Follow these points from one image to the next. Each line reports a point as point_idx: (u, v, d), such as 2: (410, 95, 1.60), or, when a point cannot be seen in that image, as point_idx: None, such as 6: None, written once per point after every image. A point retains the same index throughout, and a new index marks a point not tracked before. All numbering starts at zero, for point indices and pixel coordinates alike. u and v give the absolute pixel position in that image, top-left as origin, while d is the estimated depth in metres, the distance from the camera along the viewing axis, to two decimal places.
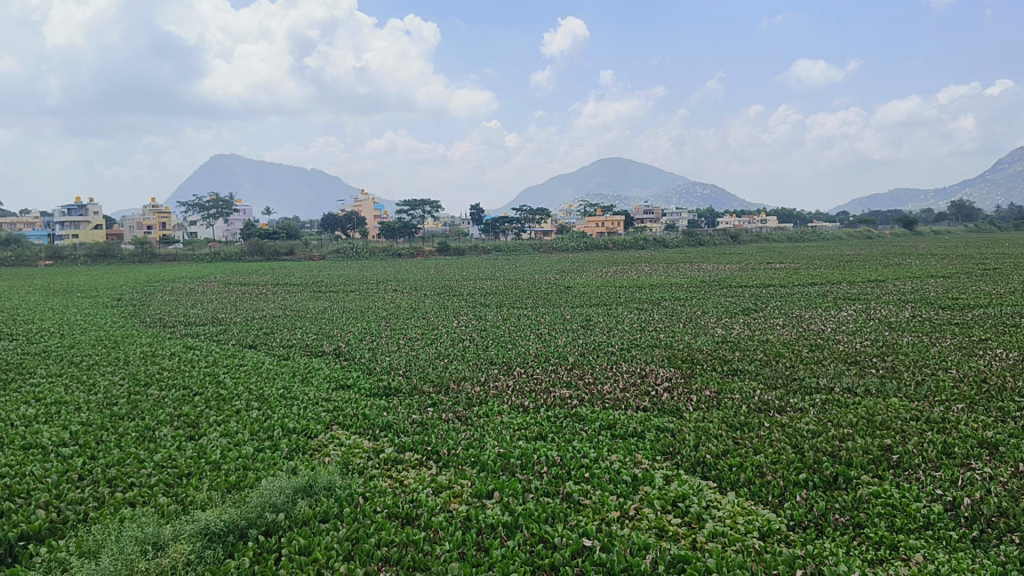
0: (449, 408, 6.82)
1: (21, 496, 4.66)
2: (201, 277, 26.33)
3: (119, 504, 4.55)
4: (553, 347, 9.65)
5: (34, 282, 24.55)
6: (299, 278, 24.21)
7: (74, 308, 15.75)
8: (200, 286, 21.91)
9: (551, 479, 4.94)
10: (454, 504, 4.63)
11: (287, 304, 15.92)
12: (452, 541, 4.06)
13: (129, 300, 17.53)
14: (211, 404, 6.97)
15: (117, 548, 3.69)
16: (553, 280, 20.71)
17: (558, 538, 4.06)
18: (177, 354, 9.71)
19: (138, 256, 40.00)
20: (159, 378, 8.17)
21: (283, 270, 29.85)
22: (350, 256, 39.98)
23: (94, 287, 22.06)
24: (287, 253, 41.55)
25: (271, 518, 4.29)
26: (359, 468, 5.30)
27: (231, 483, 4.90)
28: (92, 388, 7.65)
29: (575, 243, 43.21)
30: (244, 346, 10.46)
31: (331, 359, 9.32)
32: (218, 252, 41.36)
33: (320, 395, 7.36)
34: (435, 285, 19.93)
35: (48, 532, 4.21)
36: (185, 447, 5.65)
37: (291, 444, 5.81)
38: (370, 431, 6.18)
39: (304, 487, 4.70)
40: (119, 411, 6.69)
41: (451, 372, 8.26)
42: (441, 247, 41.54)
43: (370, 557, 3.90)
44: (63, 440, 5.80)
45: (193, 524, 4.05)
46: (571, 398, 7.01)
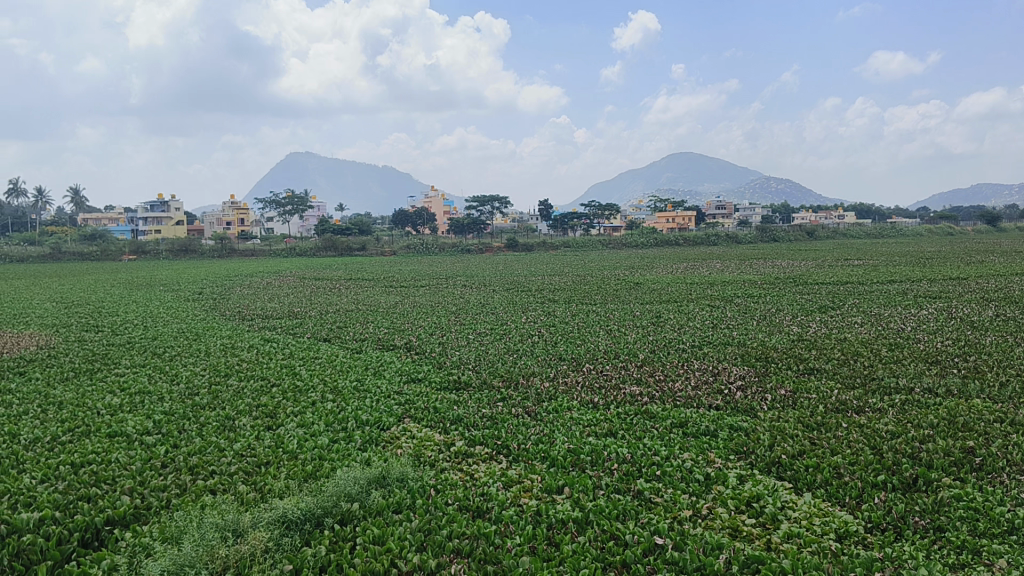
0: (519, 403, 6.85)
1: (107, 482, 4.83)
2: (276, 271, 26.97)
3: (200, 491, 4.69)
4: (623, 343, 9.57)
5: (118, 276, 25.46)
6: (371, 273, 24.60)
7: (158, 301, 16.31)
8: (277, 280, 22.42)
9: (623, 476, 4.93)
10: (524, 498, 4.65)
11: (359, 299, 16.16)
12: (524, 535, 4.08)
13: (209, 294, 18.06)
14: (287, 395, 7.13)
15: (199, 535, 3.81)
16: (623, 276, 20.54)
17: (629, 535, 4.05)
18: (255, 347, 9.96)
19: (217, 251, 41.17)
20: (238, 369, 8.39)
21: (356, 265, 30.35)
22: (421, 252, 40.45)
23: (176, 280, 22.85)
24: (359, 249, 42.22)
25: (346, 507, 4.37)
26: (430, 460, 5.36)
27: (308, 472, 5.00)
28: (175, 379, 7.91)
29: (644, 240, 42.80)
30: (319, 339, 10.67)
31: (403, 353, 9.43)
32: (293, 247, 42.29)
33: (392, 388, 7.46)
34: (505, 281, 20.00)
35: (133, 517, 4.36)
36: (262, 437, 5.80)
37: (364, 435, 5.90)
38: (441, 424, 6.24)
39: (377, 478, 4.78)
40: (200, 401, 6.90)
41: (520, 367, 8.27)
42: (511, 242, 41.64)
43: (442, 548, 3.94)
44: (147, 428, 6.00)
45: (272, 511, 4.16)
46: (642, 395, 6.96)
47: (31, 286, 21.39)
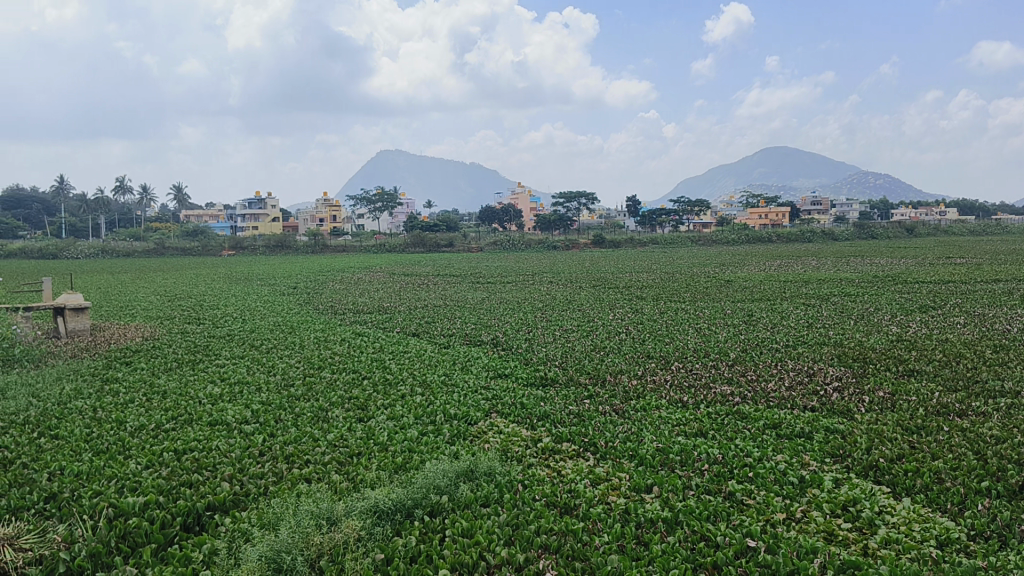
0: (607, 400, 6.81)
1: (208, 469, 5.02)
2: (367, 267, 27.50)
3: (296, 480, 4.83)
4: (713, 342, 9.42)
5: (217, 270, 26.45)
6: (459, 269, 24.85)
7: (254, 295, 16.82)
8: (367, 275, 22.88)
9: (714, 477, 4.85)
10: (612, 497, 4.63)
11: (447, 295, 16.32)
12: (612, 533, 4.06)
13: (303, 288, 18.55)
14: (378, 388, 7.27)
15: (295, 522, 3.92)
16: (713, 274, 20.19)
17: (720, 536, 3.98)
18: (347, 340, 10.20)
19: (310, 246, 42.29)
20: (330, 362, 8.58)
21: (444, 261, 30.68)
22: (507, 248, 40.64)
23: (271, 275, 23.48)
24: (446, 244, 42.63)
25: (435, 500, 4.43)
26: (518, 455, 5.39)
27: (398, 464, 5.09)
28: (271, 370, 8.16)
29: (735, 236, 41.98)
30: (408, 334, 10.85)
31: (490, 348, 9.52)
32: (383, 243, 43.08)
33: (480, 383, 7.53)
34: (592, 278, 19.91)
35: (232, 503, 4.51)
36: (354, 428, 5.93)
37: (452, 429, 5.97)
38: (528, 420, 6.27)
39: (465, 471, 4.83)
40: (295, 392, 7.10)
41: (608, 364, 8.24)
42: (598, 239, 41.45)
43: (530, 544, 3.96)
44: (246, 417, 6.21)
45: (364, 501, 4.25)
46: (733, 395, 6.84)
47: (137, 279, 22.36)
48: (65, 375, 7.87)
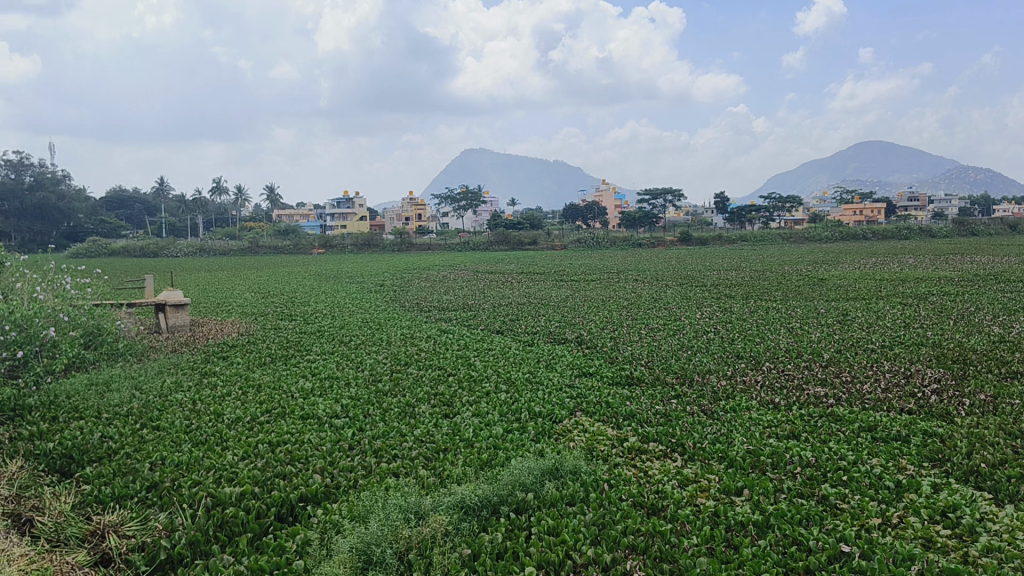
0: (694, 400, 6.73)
1: (301, 461, 5.16)
2: (453, 265, 27.79)
3: (384, 473, 4.91)
4: (804, 342, 9.20)
5: (307, 269, 27.09)
6: (544, 268, 24.86)
7: (342, 292, 17.15)
8: (452, 274, 23.11)
9: (806, 480, 4.74)
10: (701, 498, 4.56)
11: (531, 293, 16.33)
12: (701, 535, 4.01)
13: (390, 286, 18.84)
14: (464, 385, 7.34)
15: (384, 515, 4.00)
16: (804, 272, 19.65)
17: (812, 540, 3.89)
18: (433, 337, 10.32)
19: (397, 245, 42.94)
20: (417, 358, 8.71)
21: (528, 259, 30.76)
22: (593, 246, 40.43)
23: (359, 273, 23.97)
24: (530, 243, 42.72)
25: (521, 497, 4.44)
26: (604, 454, 5.37)
27: (484, 461, 5.13)
28: (360, 365, 8.33)
29: (828, 233, 40.84)
30: (492, 331, 10.93)
31: (574, 346, 9.51)
32: (468, 241, 43.47)
33: (565, 381, 7.53)
34: (679, 276, 19.64)
35: (324, 495, 4.62)
36: (441, 424, 6.00)
37: (537, 427, 5.99)
38: (614, 419, 6.24)
39: (551, 469, 4.83)
40: (383, 387, 7.23)
41: (695, 364, 8.13)
42: (684, 237, 40.92)
43: (617, 544, 3.94)
44: (336, 412, 6.35)
45: (452, 496, 4.30)
46: (826, 397, 6.67)
47: (232, 277, 23.06)
48: (165, 369, 8.19)
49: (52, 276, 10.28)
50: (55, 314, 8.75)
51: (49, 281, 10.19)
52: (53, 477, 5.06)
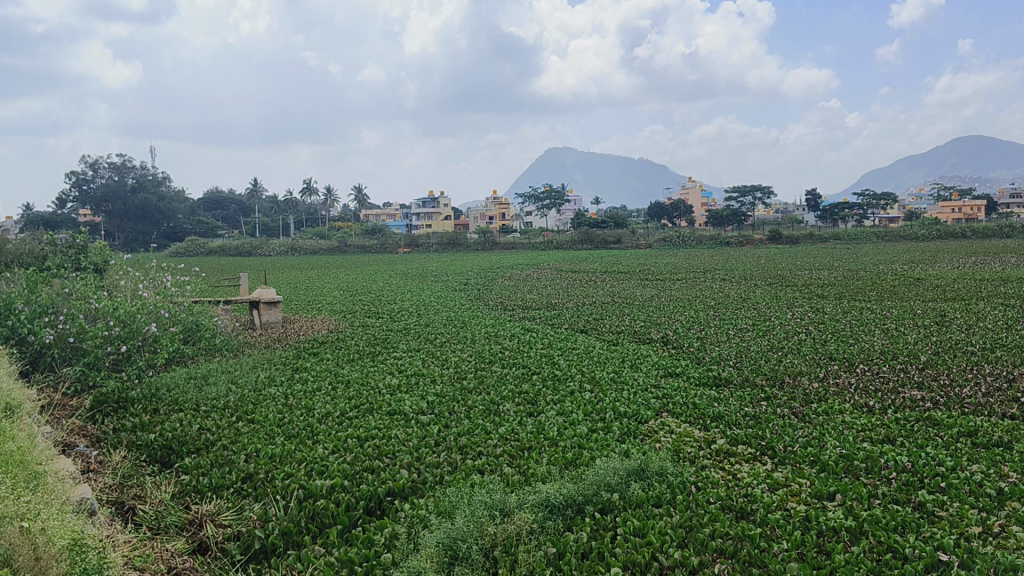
0: (785, 403, 6.58)
1: (389, 456, 5.25)
2: (537, 264, 27.82)
3: (469, 470, 4.95)
4: (900, 344, 8.90)
5: (392, 267, 27.54)
6: (628, 266, 24.66)
7: (427, 291, 17.36)
8: (536, 272, 23.15)
9: (901, 486, 4.59)
10: (791, 503, 4.46)
11: (615, 292, 16.24)
12: (791, 540, 3.92)
13: (474, 285, 18.99)
14: (548, 384, 7.36)
15: (470, 511, 4.03)
16: (901, 271, 19.00)
17: (908, 548, 3.76)
18: (517, 336, 10.36)
19: (481, 244, 43.23)
20: (501, 357, 8.75)
21: (612, 258, 30.57)
22: (678, 245, 39.92)
23: (443, 272, 24.25)
24: (614, 241, 42.43)
25: (606, 497, 4.42)
26: (691, 456, 5.29)
27: (569, 460, 5.12)
28: (445, 363, 8.42)
29: (926, 231, 39.37)
30: (576, 330, 10.91)
31: (660, 346, 9.41)
32: (551, 240, 43.46)
33: (650, 381, 7.46)
34: (768, 275, 19.23)
35: (410, 490, 4.68)
36: (525, 422, 6.02)
37: (623, 427, 5.95)
38: (701, 420, 6.15)
39: (636, 470, 4.78)
40: (468, 385, 7.30)
41: (786, 365, 7.95)
42: (773, 234, 40.05)
43: (704, 547, 3.88)
44: (422, 408, 6.44)
45: (536, 495, 4.31)
46: (924, 401, 6.43)
47: (322, 276, 23.57)
48: (259, 364, 8.44)
49: (154, 274, 10.71)
50: (155, 311, 9.11)
51: (150, 279, 10.61)
52: (154, 467, 5.27)
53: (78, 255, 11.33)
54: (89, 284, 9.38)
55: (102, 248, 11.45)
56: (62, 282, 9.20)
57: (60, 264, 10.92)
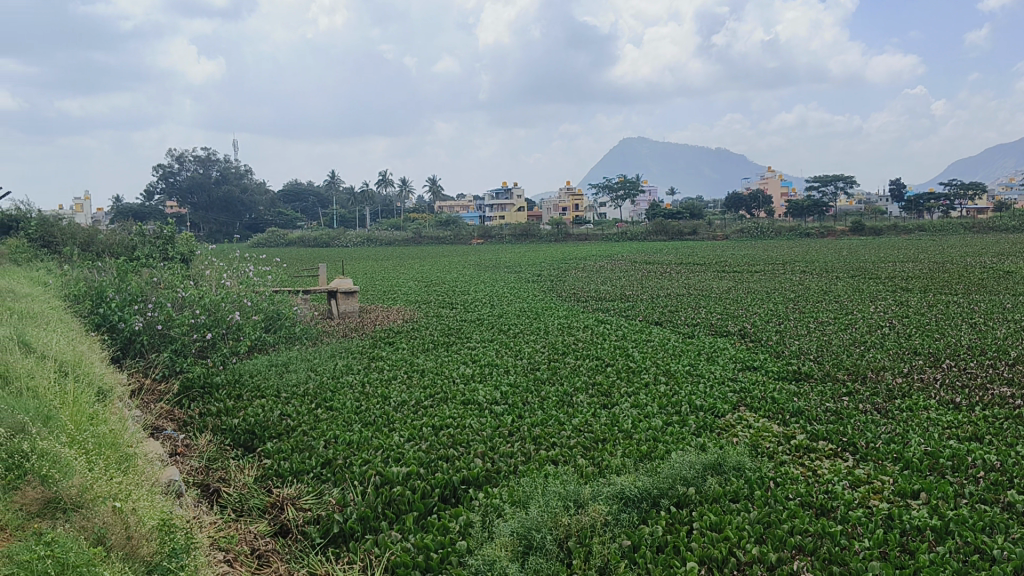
0: (867, 398, 6.41)
1: (463, 445, 5.29)
2: (611, 255, 27.65)
3: (543, 461, 4.96)
4: (990, 339, 8.57)
5: (467, 258, 27.72)
6: (704, 258, 24.32)
7: (501, 282, 17.44)
8: (611, 264, 23.02)
9: (990, 486, 4.42)
10: (873, 501, 4.35)
11: (690, 284, 16.04)
12: (873, 538, 3.83)
13: (548, 276, 18.97)
14: (622, 376, 7.32)
15: (544, 502, 4.04)
16: (992, 264, 18.26)
17: (997, 550, 3.63)
18: (591, 327, 10.33)
19: (554, 235, 43.18)
20: (574, 348, 8.74)
21: (686, 249, 30.25)
22: (756, 236, 39.23)
23: (517, 262, 24.32)
24: (690, 233, 41.88)
25: (682, 491, 4.36)
26: (769, 452, 5.20)
27: (643, 452, 5.08)
28: (518, 354, 8.45)
29: (1018, 221, 37.80)
30: (651, 322, 10.82)
31: (737, 339, 9.26)
32: (625, 232, 43.18)
33: (726, 374, 7.36)
34: (849, 268, 18.72)
35: (485, 479, 4.71)
36: (599, 414, 6.00)
37: (699, 420, 5.88)
38: (780, 415, 6.03)
39: (713, 464, 4.71)
40: (541, 375, 7.32)
41: (868, 360, 7.74)
42: (855, 226, 38.99)
43: (783, 543, 3.81)
44: (495, 398, 6.48)
45: (611, 487, 4.29)
46: (1015, 398, 6.19)
47: (398, 266, 23.90)
48: (337, 352, 8.60)
49: (237, 264, 11.01)
50: (238, 300, 9.37)
51: (234, 268, 10.92)
52: (237, 451, 5.42)
53: (166, 245, 11.74)
54: (176, 273, 9.71)
55: (188, 238, 11.83)
56: (150, 272, 9.54)
57: (149, 254, 11.33)
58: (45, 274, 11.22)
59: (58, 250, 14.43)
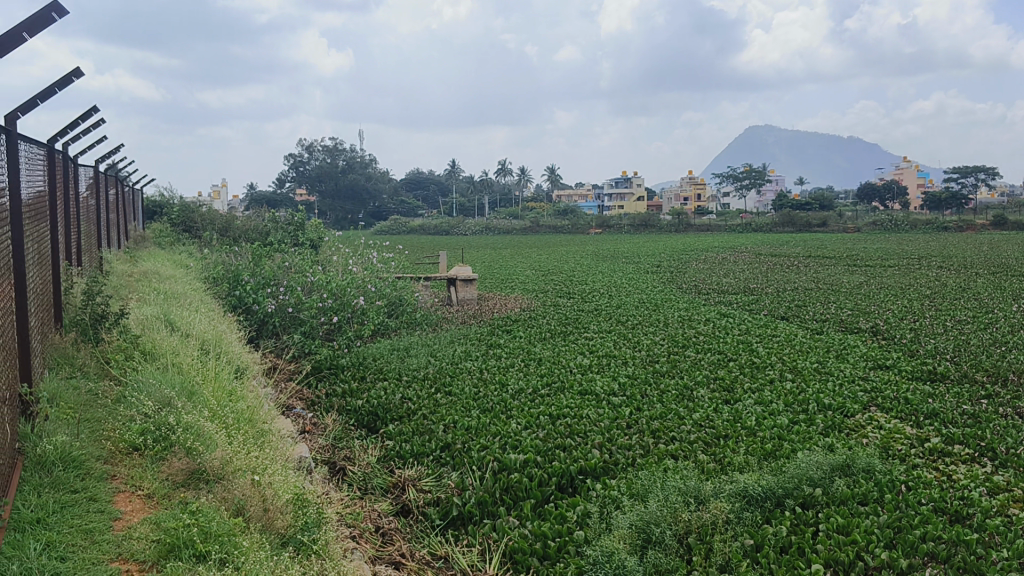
0: (1008, 402, 6.05)
1: (580, 435, 5.29)
2: (734, 247, 27.01)
3: (663, 455, 4.90)
4: None
5: (586, 247, 27.62)
6: (832, 251, 23.42)
7: (620, 272, 17.27)
8: (734, 256, 22.49)
9: None
10: (1014, 510, 4.11)
11: (818, 278, 15.50)
12: (1013, 548, 3.61)
13: (668, 267, 18.71)
14: (746, 371, 7.15)
15: (664, 496, 3.99)
16: None
17: None
18: (712, 321, 10.12)
19: (675, 226, 42.52)
20: (695, 341, 8.59)
21: (814, 242, 29.33)
22: (889, 229, 37.54)
23: (637, 253, 24.13)
24: (819, 224, 40.45)
25: (808, 491, 4.22)
26: (901, 454, 4.98)
27: (767, 451, 4.95)
28: (637, 345, 8.38)
29: None
30: (776, 317, 10.52)
31: (868, 337, 8.89)
32: (750, 223, 42.10)
33: (856, 373, 7.08)
34: (992, 264, 17.71)
35: (603, 470, 4.68)
36: (721, 409, 5.89)
37: (826, 419, 5.68)
38: (913, 417, 5.77)
39: (841, 466, 4.54)
40: (661, 368, 7.23)
41: (1012, 362, 7.28)
42: (998, 219, 36.80)
43: (914, 549, 3.65)
44: (614, 390, 6.44)
45: (733, 485, 4.21)
46: None
47: (517, 255, 24.05)
48: (457, 339, 8.73)
49: (362, 250, 11.34)
50: (363, 286, 9.66)
51: (359, 255, 11.25)
52: (361, 431, 5.60)
53: (297, 232, 12.20)
54: (306, 259, 10.08)
55: (317, 224, 12.27)
56: (283, 256, 9.94)
57: (282, 240, 11.81)
58: (186, 257, 11.85)
59: (198, 235, 15.21)
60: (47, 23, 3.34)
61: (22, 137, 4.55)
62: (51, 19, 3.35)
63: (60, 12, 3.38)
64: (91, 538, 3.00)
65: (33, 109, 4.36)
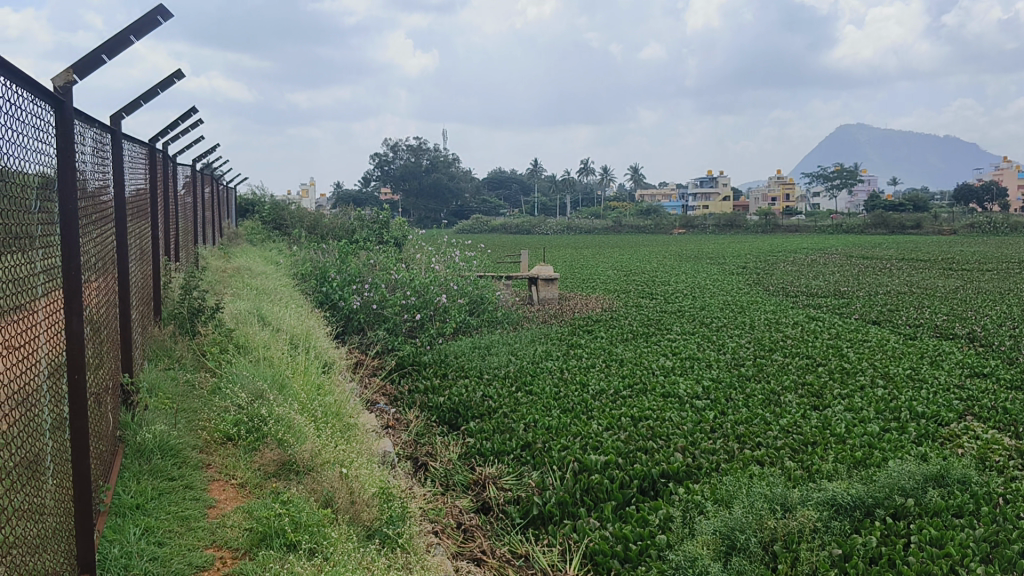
0: None
1: (663, 438, 5.23)
2: (823, 248, 26.32)
3: (748, 460, 4.82)
4: None
5: (671, 248, 27.34)
6: (928, 254, 22.58)
7: (705, 274, 17.02)
8: (823, 258, 21.90)
9: None
10: None
11: (912, 281, 14.98)
12: None
13: (755, 269, 18.36)
14: (835, 376, 6.97)
15: (749, 502, 3.92)
16: None
17: None
18: (800, 324, 9.89)
19: (761, 226, 41.69)
20: (782, 345, 8.40)
21: (909, 244, 28.37)
22: (989, 232, 36.05)
23: (722, 254, 23.73)
24: (913, 227, 39.09)
25: (900, 502, 4.08)
26: (999, 466, 4.77)
27: (857, 459, 4.81)
28: (721, 348, 8.25)
29: None
30: (867, 321, 10.21)
31: (965, 343, 8.55)
32: (840, 224, 40.97)
33: (952, 381, 6.82)
34: None
35: (685, 474, 4.63)
36: (809, 415, 5.75)
37: (919, 428, 5.49)
38: (1013, 428, 5.52)
39: (935, 476, 4.38)
40: (746, 372, 7.10)
41: None
42: None
43: (1013, 565, 3.51)
44: (697, 393, 6.36)
45: (822, 493, 4.10)
46: None
47: (600, 255, 23.94)
48: (538, 338, 8.74)
49: (445, 248, 11.46)
50: (446, 284, 9.76)
51: (442, 254, 11.37)
52: (444, 428, 5.68)
53: (382, 231, 12.40)
54: (391, 257, 10.24)
55: (402, 223, 12.45)
56: (368, 254, 10.13)
57: (367, 237, 12.03)
58: (276, 253, 12.17)
59: (287, 232, 15.61)
60: (153, 26, 3.46)
61: (126, 136, 4.76)
62: (157, 22, 3.47)
63: (165, 15, 3.50)
64: (187, 525, 3.11)
65: (136, 110, 4.55)
